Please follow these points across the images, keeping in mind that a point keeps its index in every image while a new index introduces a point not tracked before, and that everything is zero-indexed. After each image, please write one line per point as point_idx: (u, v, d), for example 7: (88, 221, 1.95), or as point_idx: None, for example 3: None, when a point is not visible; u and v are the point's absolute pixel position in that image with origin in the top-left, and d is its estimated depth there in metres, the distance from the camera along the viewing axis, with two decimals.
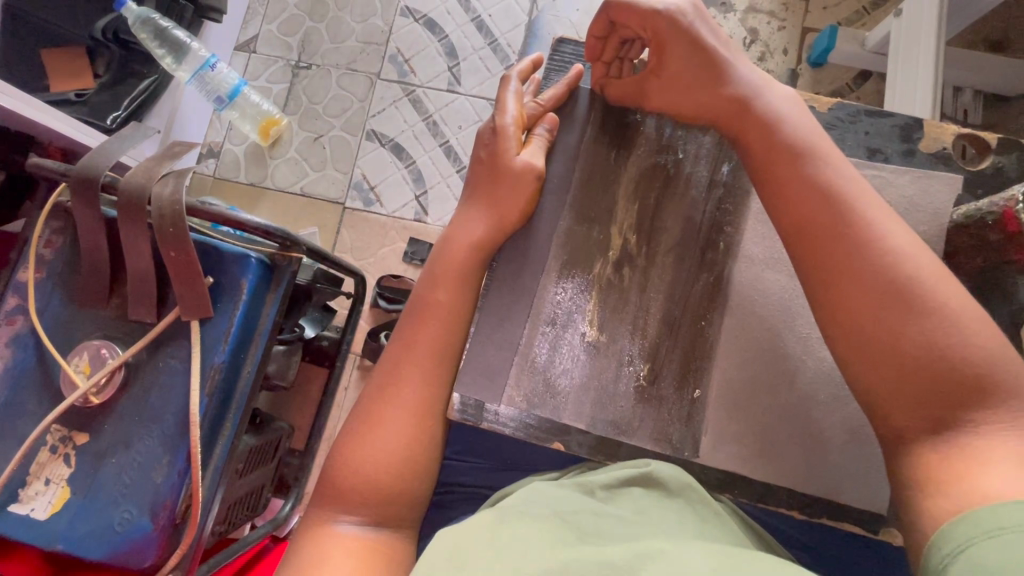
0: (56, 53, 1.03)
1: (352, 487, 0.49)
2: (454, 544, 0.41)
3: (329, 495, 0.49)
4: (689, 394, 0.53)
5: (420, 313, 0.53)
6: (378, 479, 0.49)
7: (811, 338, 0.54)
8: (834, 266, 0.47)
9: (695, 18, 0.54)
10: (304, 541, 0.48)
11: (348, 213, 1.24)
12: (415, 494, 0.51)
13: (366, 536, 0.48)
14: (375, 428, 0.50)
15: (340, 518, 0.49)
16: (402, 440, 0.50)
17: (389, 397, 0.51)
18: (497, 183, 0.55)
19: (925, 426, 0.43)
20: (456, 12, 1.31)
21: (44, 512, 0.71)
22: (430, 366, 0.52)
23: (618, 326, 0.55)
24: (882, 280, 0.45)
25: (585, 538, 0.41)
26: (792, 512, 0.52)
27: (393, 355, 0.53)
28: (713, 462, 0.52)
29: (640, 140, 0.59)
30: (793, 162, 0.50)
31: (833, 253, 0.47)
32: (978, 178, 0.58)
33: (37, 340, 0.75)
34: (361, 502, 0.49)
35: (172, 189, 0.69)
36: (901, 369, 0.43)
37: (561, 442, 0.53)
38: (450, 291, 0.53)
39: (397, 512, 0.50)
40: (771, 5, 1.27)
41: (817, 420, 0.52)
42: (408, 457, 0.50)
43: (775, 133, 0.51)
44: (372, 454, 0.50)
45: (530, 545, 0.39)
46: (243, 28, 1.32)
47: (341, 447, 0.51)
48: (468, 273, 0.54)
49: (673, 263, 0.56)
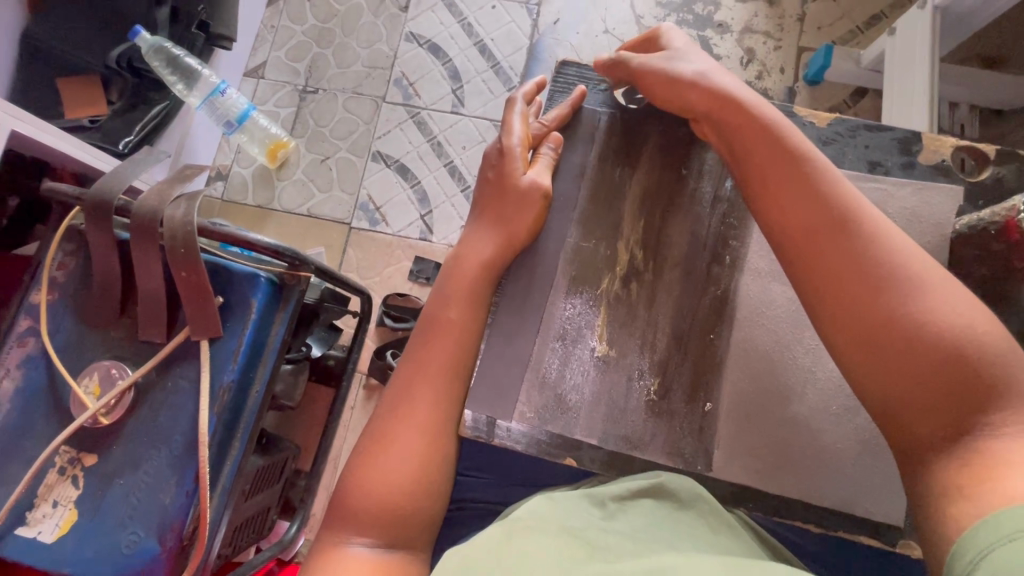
0: (69, 81, 1.06)
1: (364, 511, 0.48)
2: (459, 562, 0.40)
3: (340, 519, 0.49)
4: (700, 407, 0.53)
5: (435, 329, 0.53)
6: (391, 500, 0.49)
7: (819, 348, 0.53)
8: (834, 268, 0.48)
9: (685, 42, 0.60)
10: (316, 567, 0.47)
11: (354, 233, 1.26)
12: (427, 516, 0.50)
13: (379, 559, 0.47)
14: (387, 447, 0.50)
15: (352, 541, 0.48)
16: (417, 456, 0.50)
17: (400, 416, 0.51)
18: (506, 200, 0.57)
19: (943, 434, 0.43)
20: (459, 37, 1.34)
21: (51, 534, 0.71)
22: (440, 382, 0.52)
23: (627, 340, 0.55)
24: (886, 281, 0.46)
25: (593, 555, 0.40)
26: (809, 526, 0.51)
27: (405, 370, 0.53)
28: (726, 475, 0.52)
29: (644, 155, 0.60)
30: (786, 171, 0.51)
31: (831, 256, 0.48)
32: (979, 189, 0.58)
33: (48, 360, 0.76)
34: (374, 523, 0.48)
35: (184, 211, 0.70)
36: (911, 371, 0.44)
37: (573, 458, 0.52)
38: (462, 309, 0.54)
39: (410, 533, 0.49)
40: (766, 26, 1.30)
41: (829, 435, 0.52)
42: (420, 474, 0.50)
43: (775, 136, 0.52)
44: (384, 475, 0.49)
45: (534, 561, 0.39)
46: (252, 55, 1.36)
47: (354, 467, 0.51)
48: (480, 291, 0.55)
49: (680, 277, 0.56)
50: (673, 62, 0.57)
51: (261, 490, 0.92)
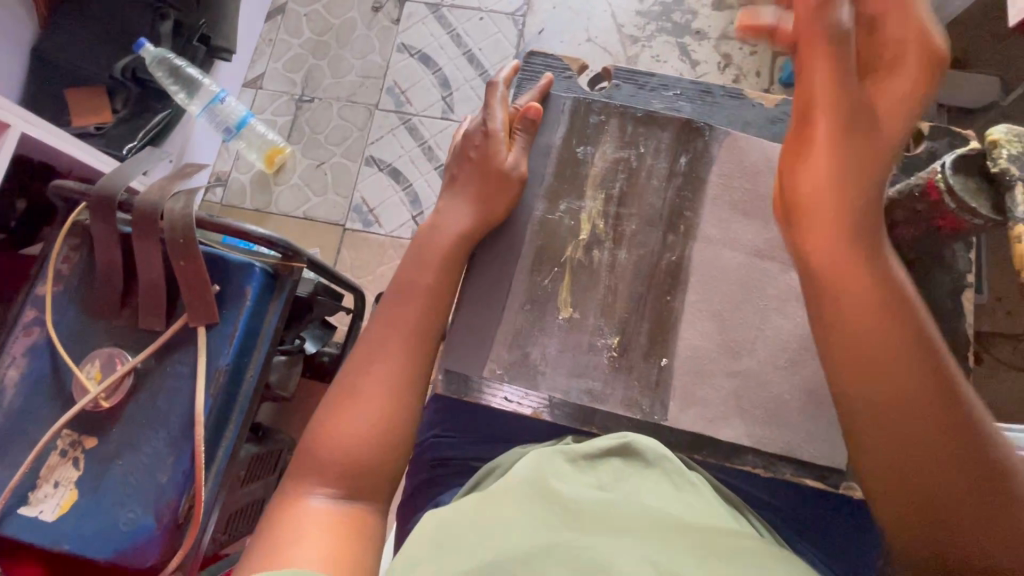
0: (76, 91, 1.11)
1: (329, 461, 0.50)
2: (440, 532, 0.44)
3: (305, 469, 0.51)
4: (656, 362, 0.58)
5: (408, 293, 0.57)
6: (355, 450, 0.51)
7: (768, 309, 0.58)
8: (868, 343, 0.46)
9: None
10: (277, 514, 0.48)
11: (348, 234, 1.30)
12: (390, 469, 0.52)
13: (340, 509, 0.49)
14: (355, 401, 0.53)
15: (315, 491, 0.49)
16: (383, 411, 0.53)
17: (369, 372, 0.54)
18: (477, 178, 0.61)
19: (936, 435, 0.43)
20: (448, 47, 1.40)
21: (52, 513, 0.74)
22: (413, 341, 0.55)
23: (589, 301, 0.60)
24: (915, 363, 0.44)
25: (567, 517, 0.44)
26: (759, 471, 0.55)
27: (377, 330, 0.56)
28: (680, 424, 0.56)
29: (604, 137, 0.65)
30: (834, 225, 0.48)
31: (866, 333, 0.46)
32: (913, 161, 0.65)
33: (52, 348, 0.80)
34: (336, 472, 0.50)
35: (184, 205, 0.75)
36: (913, 363, 0.44)
37: (538, 410, 0.57)
38: (432, 277, 0.57)
39: (372, 487, 0.51)
40: (742, 32, 1.36)
41: (779, 391, 0.56)
42: (385, 428, 0.52)
43: (837, 175, 0.47)
44: (351, 428, 0.52)
45: (510, 524, 0.43)
46: (250, 67, 1.42)
47: (321, 420, 0.53)
48: (450, 259, 0.58)
49: (637, 247, 0.62)
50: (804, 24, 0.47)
51: (256, 477, 0.95)
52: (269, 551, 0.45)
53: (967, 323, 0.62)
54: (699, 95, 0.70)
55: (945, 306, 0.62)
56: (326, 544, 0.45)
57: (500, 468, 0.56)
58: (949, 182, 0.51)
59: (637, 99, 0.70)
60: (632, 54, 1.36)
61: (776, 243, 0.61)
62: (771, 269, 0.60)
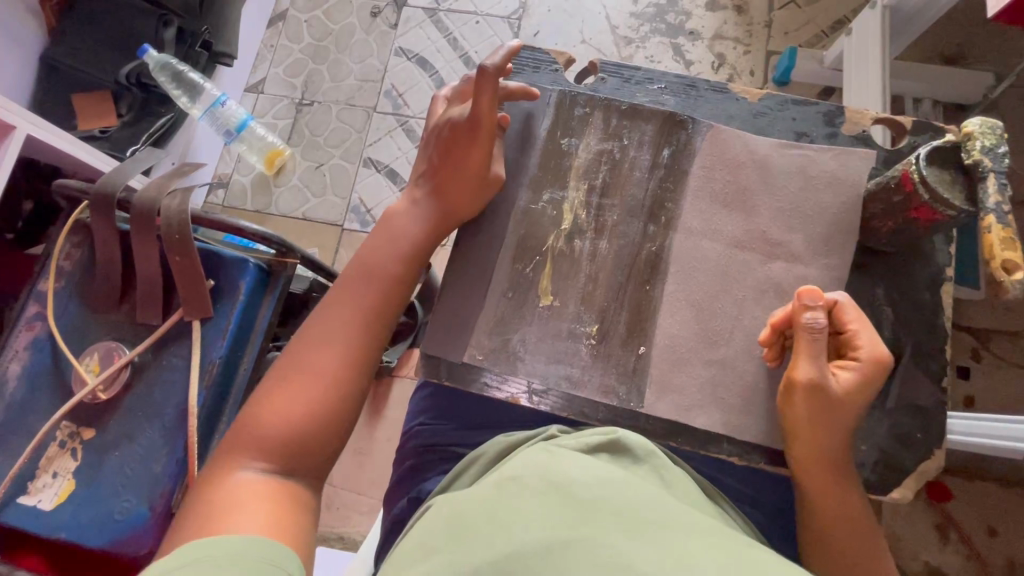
0: (83, 97, 1.15)
1: (266, 438, 0.53)
2: (453, 535, 0.43)
3: (241, 443, 0.53)
4: (635, 350, 0.59)
5: (363, 276, 0.60)
6: (293, 424, 0.54)
7: (746, 299, 0.60)
8: (821, 461, 0.54)
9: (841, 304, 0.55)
10: (211, 486, 0.51)
11: (346, 233, 1.32)
12: (324, 446, 0.55)
13: (268, 480, 0.52)
14: (296, 381, 0.55)
15: (250, 464, 0.53)
16: (323, 392, 0.55)
17: (317, 349, 0.57)
18: (446, 171, 0.62)
19: (845, 525, 0.54)
20: (445, 50, 1.43)
21: (50, 503, 0.75)
22: (364, 324, 0.58)
23: (570, 290, 0.62)
24: (846, 476, 0.55)
25: (577, 506, 0.44)
26: (734, 459, 0.58)
27: (326, 311, 0.59)
28: (657, 412, 0.58)
29: (588, 130, 0.66)
30: (812, 431, 0.54)
31: (824, 462, 0.54)
32: (895, 156, 0.63)
33: (53, 342, 0.82)
34: (272, 442, 0.53)
35: (180, 202, 0.77)
36: (847, 476, 0.55)
37: (520, 397, 0.59)
38: (386, 264, 0.60)
39: (306, 460, 0.54)
40: (736, 32, 1.37)
41: (751, 373, 0.58)
42: (324, 408, 0.55)
43: (831, 423, 0.53)
44: (288, 406, 0.54)
45: (526, 522, 0.42)
46: (252, 72, 1.45)
47: (266, 389, 0.56)
48: (410, 248, 0.61)
49: (619, 238, 0.63)
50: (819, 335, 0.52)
51: None
52: (202, 520, 0.48)
53: (945, 318, 0.61)
54: (684, 88, 0.68)
55: (936, 297, 0.61)
56: (260, 515, 0.48)
57: (486, 456, 0.57)
58: (922, 172, 0.49)
59: (622, 93, 0.69)
60: (626, 55, 1.37)
61: (754, 234, 0.62)
62: (750, 260, 0.61)
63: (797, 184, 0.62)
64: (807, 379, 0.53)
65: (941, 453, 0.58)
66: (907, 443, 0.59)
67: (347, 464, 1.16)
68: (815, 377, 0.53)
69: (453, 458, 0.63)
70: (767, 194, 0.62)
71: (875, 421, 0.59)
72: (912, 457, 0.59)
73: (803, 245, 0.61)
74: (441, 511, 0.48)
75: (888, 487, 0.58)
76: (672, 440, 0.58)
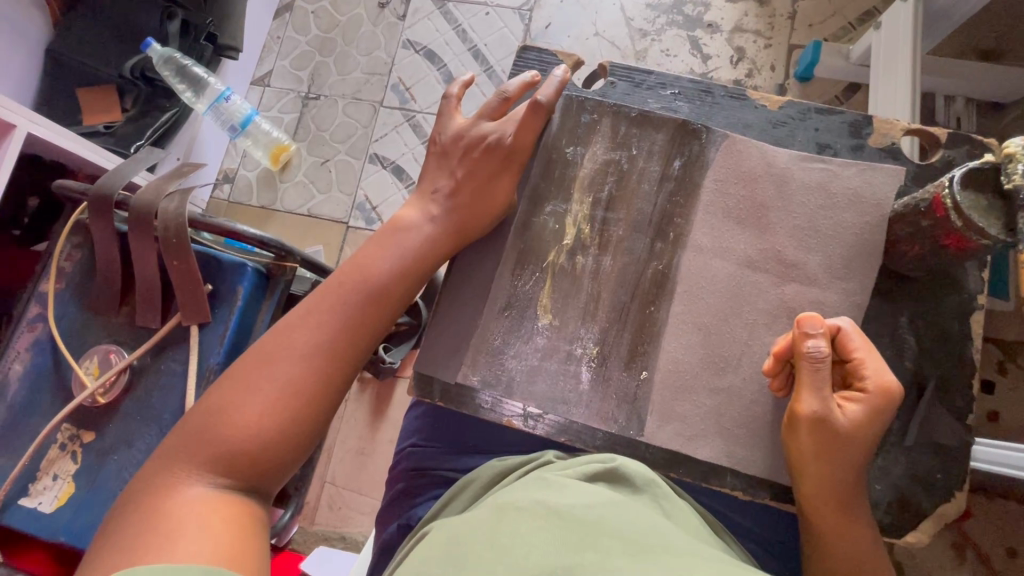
0: (89, 91, 1.12)
1: (229, 448, 0.50)
2: (449, 555, 0.40)
3: (200, 449, 0.50)
4: (638, 374, 0.58)
5: (354, 287, 0.57)
6: (258, 437, 0.50)
7: (757, 323, 0.57)
8: (826, 494, 0.51)
9: (846, 334, 0.51)
10: (157, 498, 0.47)
11: (351, 231, 1.31)
12: (290, 462, 0.52)
13: (221, 497, 0.48)
14: (270, 392, 0.52)
15: (206, 475, 0.49)
16: (299, 407, 0.52)
17: (292, 359, 0.53)
18: (463, 185, 0.60)
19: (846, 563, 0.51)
20: (454, 43, 1.39)
21: (50, 505, 0.76)
22: (349, 336, 0.55)
23: (570, 310, 0.60)
24: (847, 513, 0.51)
25: (581, 530, 0.40)
26: (737, 493, 0.56)
27: (312, 316, 0.55)
28: (657, 441, 0.56)
29: (595, 138, 0.63)
30: (822, 464, 0.51)
31: (827, 496, 0.51)
32: (928, 171, 0.60)
33: (54, 344, 0.82)
34: (234, 455, 0.50)
35: (178, 205, 0.75)
36: (849, 512, 0.51)
37: (513, 419, 0.58)
38: (381, 277, 0.57)
39: (268, 476, 0.51)
40: (757, 24, 1.31)
41: (759, 403, 0.56)
42: (298, 425, 0.52)
43: (834, 453, 0.50)
44: (257, 416, 0.51)
45: (530, 544, 0.39)
46: (259, 64, 1.43)
47: (228, 394, 0.52)
48: (404, 260, 0.59)
49: (625, 254, 0.60)
50: (821, 367, 0.50)
51: None
52: (148, 536, 0.43)
53: (974, 348, 0.58)
54: (699, 94, 0.65)
55: (960, 326, 0.58)
56: (219, 537, 0.44)
57: (476, 483, 0.55)
58: (956, 198, 0.46)
59: (632, 99, 0.65)
60: (641, 48, 1.32)
61: (768, 253, 0.58)
62: (763, 282, 0.58)
63: (817, 202, 0.59)
64: (813, 413, 0.50)
65: (963, 496, 0.56)
66: (926, 484, 0.56)
67: (349, 464, 1.16)
68: (819, 410, 0.50)
69: (445, 482, 0.62)
70: (784, 210, 0.59)
71: (891, 460, 0.57)
72: (930, 499, 0.56)
73: (821, 267, 0.58)
74: (435, 537, 0.44)
75: (903, 530, 0.56)
76: (672, 469, 0.56)
